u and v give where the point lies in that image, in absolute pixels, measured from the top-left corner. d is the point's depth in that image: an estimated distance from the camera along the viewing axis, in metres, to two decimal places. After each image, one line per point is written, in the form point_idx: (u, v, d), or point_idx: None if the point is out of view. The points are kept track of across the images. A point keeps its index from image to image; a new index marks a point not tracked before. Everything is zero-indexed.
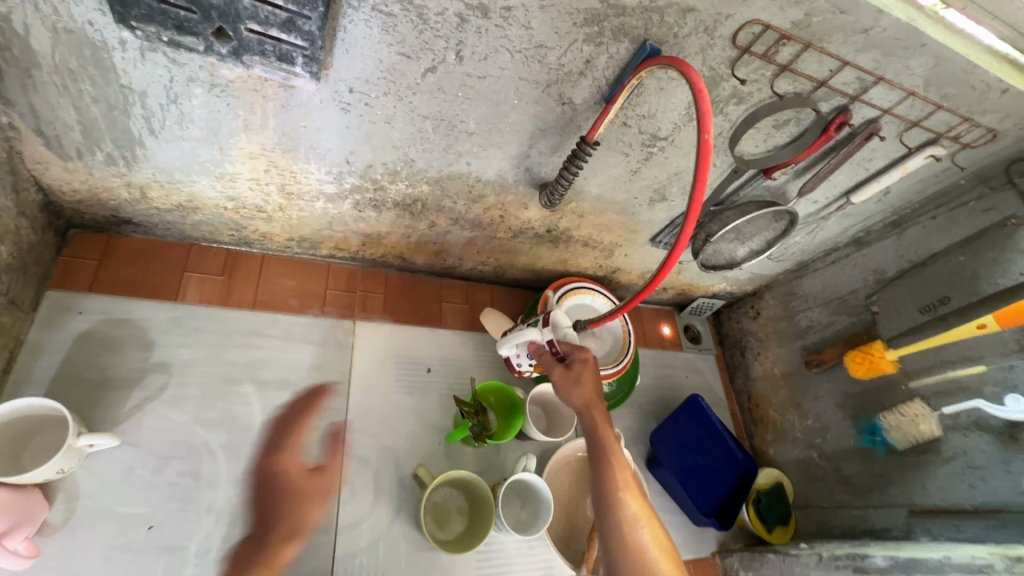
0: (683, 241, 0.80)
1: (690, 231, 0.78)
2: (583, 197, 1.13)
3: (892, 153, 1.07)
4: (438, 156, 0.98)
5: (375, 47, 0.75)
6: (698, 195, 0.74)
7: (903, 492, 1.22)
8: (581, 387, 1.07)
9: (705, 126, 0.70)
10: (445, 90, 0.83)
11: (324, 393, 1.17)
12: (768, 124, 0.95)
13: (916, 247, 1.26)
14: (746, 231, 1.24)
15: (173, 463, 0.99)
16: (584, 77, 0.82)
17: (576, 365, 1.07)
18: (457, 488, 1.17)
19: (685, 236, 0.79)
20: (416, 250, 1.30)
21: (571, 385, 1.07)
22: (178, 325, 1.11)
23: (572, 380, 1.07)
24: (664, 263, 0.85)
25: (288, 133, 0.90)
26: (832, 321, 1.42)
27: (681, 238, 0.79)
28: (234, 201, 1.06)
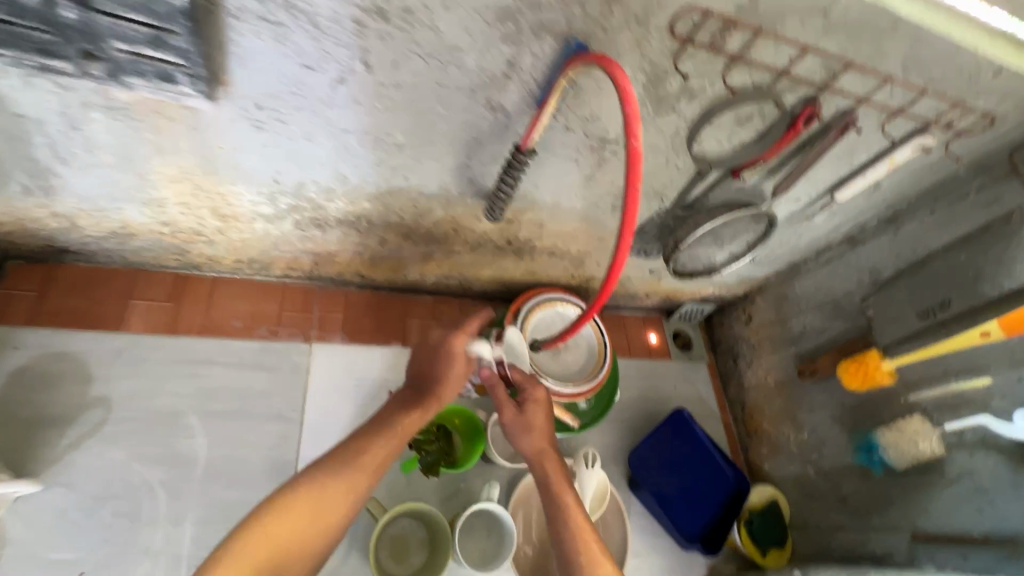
0: (624, 253, 0.75)
1: (628, 245, 0.73)
2: (538, 206, 1.05)
3: (877, 145, 0.97)
4: (371, 171, 0.91)
5: (272, 60, 0.69)
6: (633, 207, 0.68)
7: (905, 515, 1.12)
8: (532, 434, 1.04)
9: (632, 132, 0.63)
10: (360, 102, 0.76)
11: (276, 421, 1.13)
12: (728, 121, 0.86)
13: (913, 244, 1.14)
14: (724, 234, 1.15)
15: (110, 504, 0.96)
16: (510, 80, 0.75)
17: (530, 408, 1.06)
18: (418, 518, 1.11)
19: (624, 248, 0.74)
20: (374, 267, 1.23)
21: (523, 432, 1.04)
22: (121, 356, 1.07)
23: (526, 427, 1.04)
24: (611, 273, 0.79)
25: (204, 155, 0.84)
26: (826, 326, 1.31)
27: (619, 251, 0.75)
28: (169, 225, 1.01)
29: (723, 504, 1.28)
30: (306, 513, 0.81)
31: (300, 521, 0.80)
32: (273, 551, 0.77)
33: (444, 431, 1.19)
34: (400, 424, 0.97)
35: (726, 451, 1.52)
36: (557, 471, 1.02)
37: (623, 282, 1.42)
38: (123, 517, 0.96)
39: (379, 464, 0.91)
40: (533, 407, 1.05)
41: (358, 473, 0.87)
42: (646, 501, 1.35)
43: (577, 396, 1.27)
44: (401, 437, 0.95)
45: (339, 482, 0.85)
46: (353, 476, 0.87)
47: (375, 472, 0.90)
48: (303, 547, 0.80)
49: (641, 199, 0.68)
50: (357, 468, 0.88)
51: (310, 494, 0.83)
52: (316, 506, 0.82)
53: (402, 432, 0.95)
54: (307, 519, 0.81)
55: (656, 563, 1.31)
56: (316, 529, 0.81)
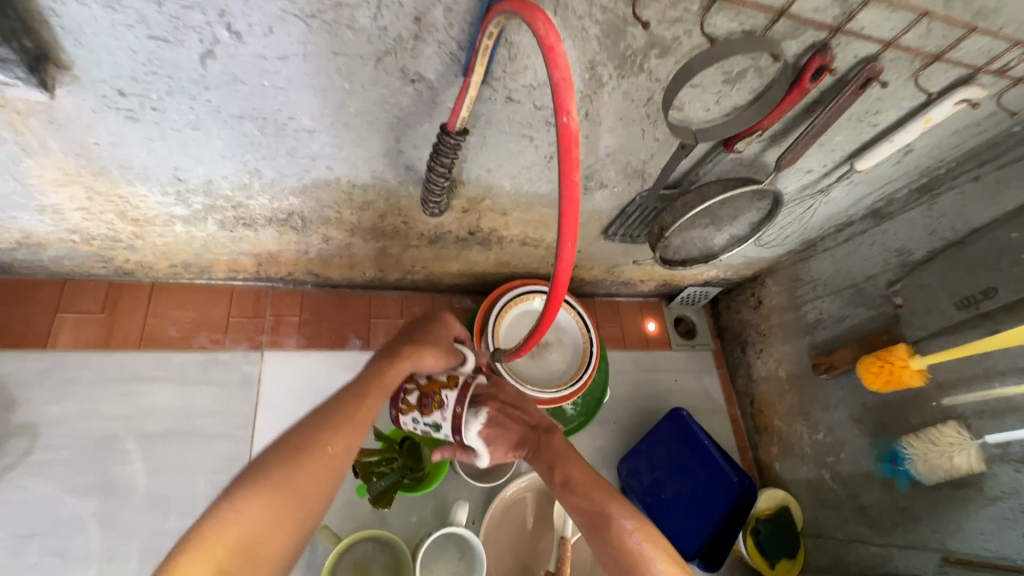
0: (568, 265, 0.58)
1: (571, 255, 0.57)
2: (496, 191, 0.89)
3: (909, 100, 0.77)
4: (286, 162, 0.77)
5: (113, 33, 0.54)
6: (570, 206, 0.52)
7: (935, 533, 0.97)
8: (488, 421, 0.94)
9: (563, 106, 0.46)
10: (243, 80, 0.61)
11: (223, 441, 1.03)
12: (714, 79, 0.68)
13: (952, 218, 0.95)
14: (723, 214, 0.97)
15: (36, 541, 0.89)
16: (423, 42, 0.58)
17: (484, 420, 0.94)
18: (381, 541, 0.99)
19: (567, 258, 0.57)
20: (325, 265, 1.10)
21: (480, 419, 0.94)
22: (47, 377, 0.98)
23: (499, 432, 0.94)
24: (555, 284, 0.63)
25: (82, 153, 0.71)
26: (846, 314, 1.13)
27: (562, 261, 0.58)
28: (77, 232, 0.89)
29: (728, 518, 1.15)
30: (278, 487, 0.58)
31: (271, 498, 0.58)
32: (237, 543, 0.54)
33: (409, 446, 1.04)
34: (380, 377, 0.74)
35: (732, 449, 1.38)
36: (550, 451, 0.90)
37: (613, 268, 1.26)
38: (51, 554, 0.89)
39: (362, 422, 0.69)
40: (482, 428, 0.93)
41: (337, 433, 0.65)
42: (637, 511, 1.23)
43: (561, 402, 1.12)
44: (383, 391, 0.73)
45: (313, 444, 0.63)
46: (331, 437, 0.64)
47: (358, 430, 0.68)
48: (278, 533, 0.57)
49: (582, 196, 0.52)
50: (333, 428, 0.65)
51: (277, 465, 0.60)
52: (290, 476, 0.60)
53: (382, 384, 0.73)
54: (282, 494, 0.58)
55: None
56: (295, 506, 0.59)
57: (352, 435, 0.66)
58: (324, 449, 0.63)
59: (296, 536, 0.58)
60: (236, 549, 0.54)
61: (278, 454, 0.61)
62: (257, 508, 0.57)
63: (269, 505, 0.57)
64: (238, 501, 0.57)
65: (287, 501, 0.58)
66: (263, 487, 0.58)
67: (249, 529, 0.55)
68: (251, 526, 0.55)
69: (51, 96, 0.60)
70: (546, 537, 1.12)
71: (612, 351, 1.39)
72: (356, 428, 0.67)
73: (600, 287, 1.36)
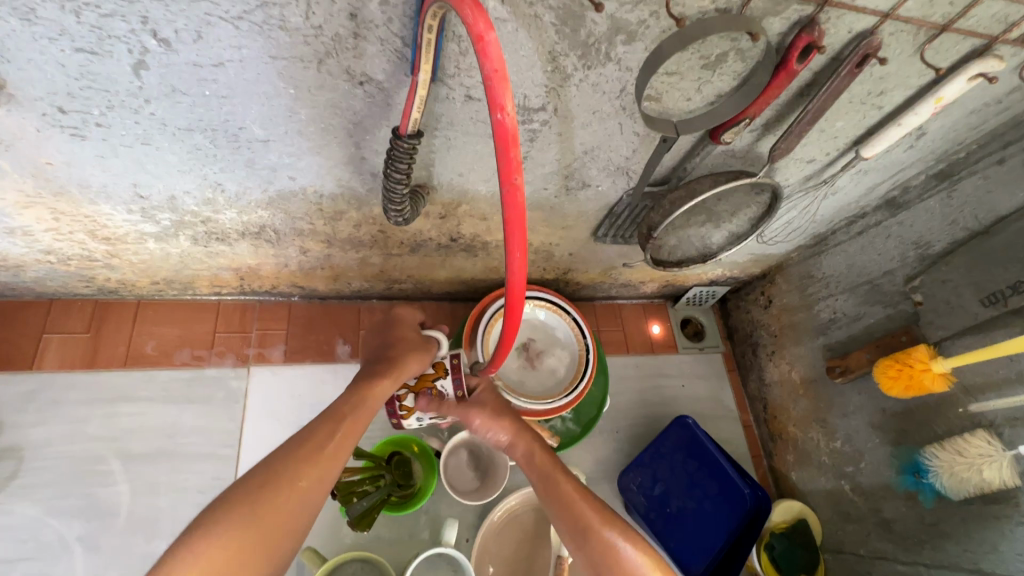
0: (520, 276, 0.57)
1: (519, 266, 0.56)
2: (472, 196, 0.84)
3: (916, 78, 0.70)
4: (246, 174, 0.74)
5: (37, 48, 0.52)
6: (514, 210, 0.50)
7: (965, 552, 0.88)
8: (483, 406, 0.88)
9: (496, 102, 0.43)
10: (182, 91, 0.59)
11: (208, 460, 1.01)
12: (692, 65, 0.61)
13: (975, 205, 0.86)
14: (721, 210, 0.90)
15: (22, 565, 0.89)
16: (364, 40, 0.54)
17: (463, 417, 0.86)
18: (370, 562, 0.93)
19: (517, 268, 0.56)
20: (309, 277, 1.06)
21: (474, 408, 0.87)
22: (34, 400, 0.98)
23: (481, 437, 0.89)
24: (512, 298, 0.61)
25: (37, 174, 0.69)
26: (861, 313, 1.05)
27: (513, 270, 0.56)
28: (51, 253, 0.88)
29: (740, 528, 1.08)
30: (245, 525, 0.54)
31: (233, 540, 0.53)
32: None
33: (397, 461, 1.02)
34: (355, 402, 0.71)
35: (745, 458, 1.30)
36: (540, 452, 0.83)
37: (610, 270, 1.20)
38: None
39: (337, 453, 0.65)
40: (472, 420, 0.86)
41: (308, 465, 0.61)
42: (645, 529, 1.16)
43: (557, 412, 1.06)
44: (359, 416, 0.70)
45: (283, 475, 0.59)
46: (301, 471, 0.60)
47: (332, 461, 0.64)
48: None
49: (526, 199, 0.50)
50: (304, 461, 0.61)
51: (242, 499, 0.56)
52: (255, 516, 0.55)
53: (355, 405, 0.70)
54: (245, 537, 0.54)
55: None
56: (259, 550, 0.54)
57: (325, 467, 0.62)
58: (294, 484, 0.59)
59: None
60: None
61: (246, 485, 0.58)
62: (218, 555, 0.52)
63: (232, 549, 0.53)
64: (195, 546, 0.52)
65: (251, 542, 0.54)
66: (225, 530, 0.53)
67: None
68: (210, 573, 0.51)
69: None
70: (543, 554, 1.05)
71: (614, 357, 1.33)
72: (330, 459, 0.63)
73: (599, 290, 1.30)
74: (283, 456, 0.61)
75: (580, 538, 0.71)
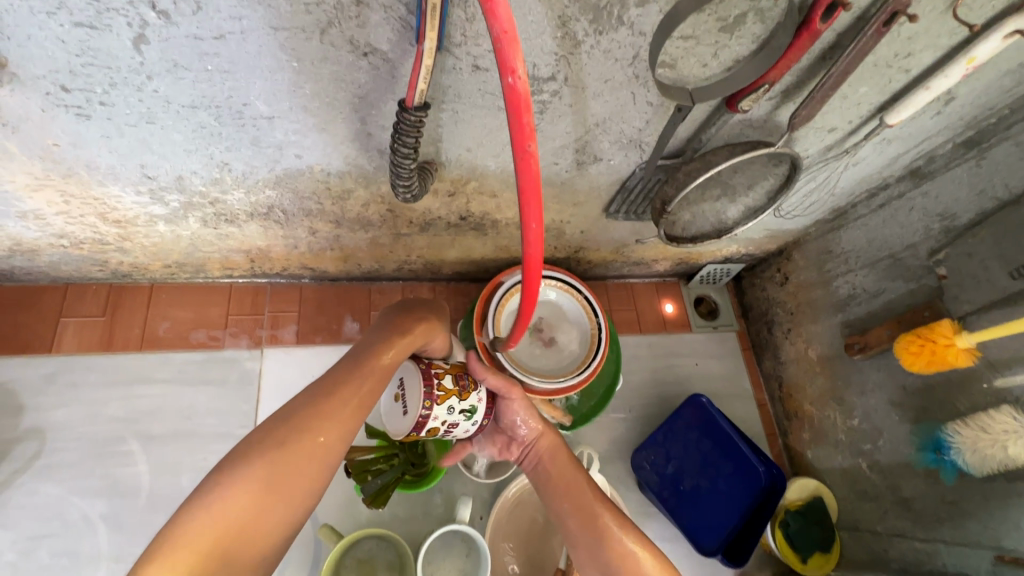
0: (536, 248, 0.57)
1: (535, 237, 0.55)
2: (481, 172, 0.83)
3: (946, 37, 0.67)
4: (252, 153, 0.73)
5: (36, 23, 0.51)
6: (529, 180, 0.49)
7: (986, 529, 0.87)
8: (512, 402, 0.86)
9: (507, 65, 0.41)
10: (184, 66, 0.57)
11: (224, 440, 1.03)
12: (708, 28, 0.59)
13: (1005, 174, 0.83)
14: (737, 182, 0.87)
15: (48, 542, 0.92)
16: (366, 8, 0.52)
17: (504, 389, 0.83)
18: (387, 538, 0.95)
19: (533, 239, 0.55)
20: (319, 258, 1.06)
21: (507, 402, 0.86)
22: (53, 382, 1.00)
23: (507, 421, 0.86)
24: (528, 273, 0.61)
25: (45, 156, 0.69)
26: (881, 288, 1.02)
27: (529, 241, 0.56)
28: (64, 237, 0.88)
29: (753, 505, 1.10)
30: (264, 479, 0.55)
31: (251, 494, 0.54)
32: (218, 541, 0.51)
33: (410, 441, 1.02)
34: (380, 355, 0.67)
35: (759, 436, 1.29)
36: (561, 451, 0.85)
37: (623, 248, 1.18)
38: (61, 555, 0.92)
39: (357, 409, 0.63)
40: (514, 395, 0.84)
41: (327, 423, 0.60)
42: (658, 507, 1.16)
43: (568, 392, 1.05)
44: (381, 371, 0.66)
45: (302, 432, 0.58)
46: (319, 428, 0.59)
47: (354, 416, 0.62)
48: (259, 534, 0.54)
49: (540, 168, 0.49)
50: (323, 418, 0.59)
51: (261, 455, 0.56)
52: (273, 472, 0.55)
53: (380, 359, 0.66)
54: (264, 492, 0.54)
55: None
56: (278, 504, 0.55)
57: (344, 425, 0.61)
58: (312, 442, 0.58)
59: (277, 535, 0.56)
60: (218, 547, 0.51)
61: (265, 438, 0.57)
62: (238, 509, 0.53)
63: (251, 503, 0.54)
64: (214, 498, 0.53)
65: (269, 497, 0.55)
66: (243, 483, 0.54)
67: (226, 530, 0.52)
68: (230, 526, 0.52)
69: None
70: (557, 550, 1.05)
71: (626, 336, 1.31)
72: (350, 416, 0.62)
73: (611, 269, 1.29)
74: (303, 411, 0.60)
75: (593, 539, 0.75)
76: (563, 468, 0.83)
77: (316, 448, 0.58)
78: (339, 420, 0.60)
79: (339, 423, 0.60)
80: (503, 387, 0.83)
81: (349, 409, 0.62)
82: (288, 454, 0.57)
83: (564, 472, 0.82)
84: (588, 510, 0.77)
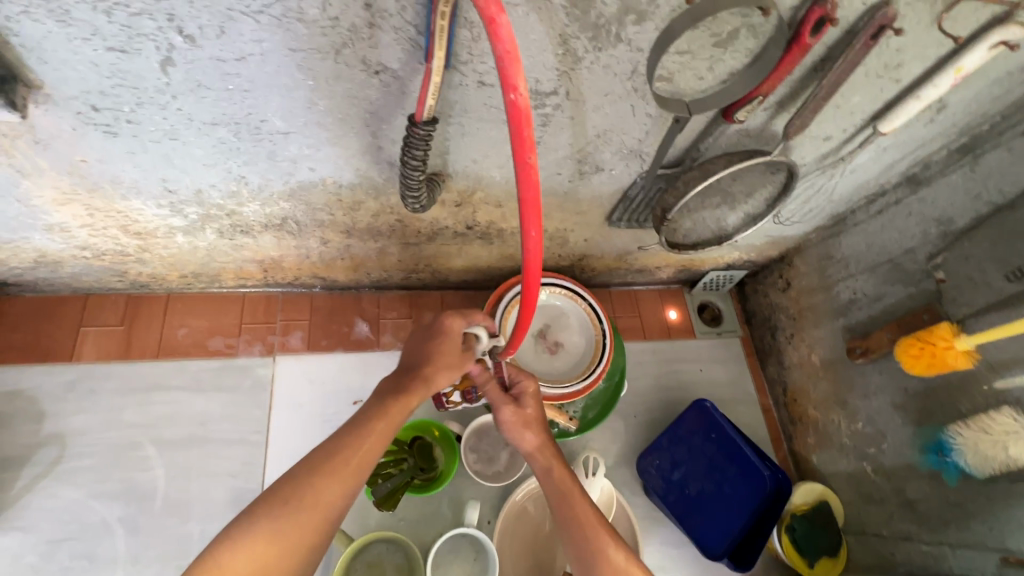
0: (536, 254, 0.58)
1: (535, 243, 0.56)
2: (486, 182, 0.85)
3: (934, 48, 0.69)
4: (267, 166, 0.76)
5: (72, 48, 0.54)
6: (529, 189, 0.51)
7: (990, 531, 0.87)
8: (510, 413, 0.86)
9: (509, 82, 0.44)
10: (207, 86, 0.61)
11: (238, 445, 1.05)
12: (702, 43, 0.61)
13: (999, 179, 0.85)
14: (736, 190, 0.89)
15: (68, 545, 0.94)
16: (379, 30, 0.56)
17: (496, 399, 0.86)
18: (395, 541, 0.97)
19: (533, 246, 0.57)
20: (329, 268, 1.09)
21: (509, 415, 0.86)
22: (73, 389, 1.03)
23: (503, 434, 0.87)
24: (528, 283, 0.63)
25: (72, 171, 0.73)
26: (882, 293, 1.03)
27: (529, 249, 0.57)
28: (87, 249, 0.92)
29: (760, 509, 1.11)
30: (270, 535, 0.57)
31: (257, 549, 0.56)
32: None
33: (419, 446, 1.05)
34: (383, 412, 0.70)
35: (764, 441, 1.30)
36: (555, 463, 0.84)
37: (625, 256, 1.20)
38: (80, 558, 0.94)
39: (358, 465, 0.65)
40: (505, 410, 0.85)
41: (330, 479, 0.62)
42: (663, 510, 1.17)
43: (572, 397, 1.07)
44: (383, 430, 0.69)
45: (305, 490, 0.60)
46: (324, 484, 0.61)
47: (356, 473, 0.64)
48: None
49: (540, 178, 0.51)
50: (326, 473, 0.62)
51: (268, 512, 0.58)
52: (281, 526, 0.58)
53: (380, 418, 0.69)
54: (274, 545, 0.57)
55: None
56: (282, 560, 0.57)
57: (347, 479, 0.63)
58: (316, 496, 0.60)
59: None
60: None
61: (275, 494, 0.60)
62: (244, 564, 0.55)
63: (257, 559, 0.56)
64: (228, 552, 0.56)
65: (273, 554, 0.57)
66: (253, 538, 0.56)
67: None
68: None
69: (23, 115, 0.61)
70: (557, 557, 1.06)
71: (630, 342, 1.33)
72: (354, 471, 0.64)
73: (615, 276, 1.31)
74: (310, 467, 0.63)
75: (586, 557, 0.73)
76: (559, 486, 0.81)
77: (318, 504, 0.60)
78: (341, 475, 0.63)
79: (340, 479, 0.62)
80: (496, 397, 0.86)
81: (351, 466, 0.64)
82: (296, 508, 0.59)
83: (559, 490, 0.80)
84: (581, 529, 0.75)
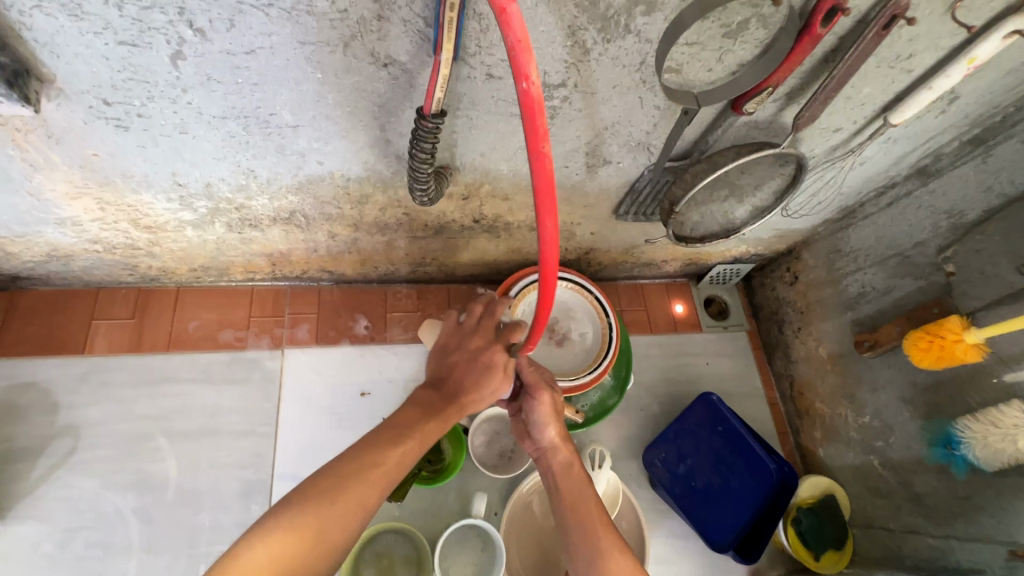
0: (552, 244, 0.58)
1: (552, 233, 0.56)
2: (493, 176, 0.85)
3: (947, 38, 0.68)
4: (276, 160, 0.76)
5: (84, 43, 0.55)
6: (543, 179, 0.51)
7: (999, 525, 0.87)
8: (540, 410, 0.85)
9: (520, 71, 0.44)
10: (217, 79, 0.61)
11: (247, 437, 1.06)
12: (712, 34, 0.61)
13: (1011, 170, 0.84)
14: (744, 183, 0.89)
15: (82, 534, 0.96)
16: (387, 23, 0.56)
17: (534, 386, 0.86)
18: (404, 533, 0.98)
19: (550, 237, 0.57)
20: (337, 261, 1.09)
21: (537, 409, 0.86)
22: (86, 382, 1.05)
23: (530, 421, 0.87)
24: (544, 276, 0.63)
25: (84, 165, 0.73)
26: (891, 286, 1.03)
27: (545, 240, 0.57)
28: (98, 243, 0.93)
29: (766, 502, 1.11)
30: (304, 521, 0.57)
31: (291, 535, 0.56)
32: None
33: None
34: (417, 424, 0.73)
35: (771, 435, 1.29)
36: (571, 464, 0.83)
37: (632, 249, 1.20)
38: (94, 547, 0.96)
39: (392, 468, 0.66)
40: (540, 395, 0.86)
41: (363, 478, 0.63)
42: (669, 503, 1.17)
43: (578, 390, 1.07)
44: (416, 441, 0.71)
45: (342, 482, 0.62)
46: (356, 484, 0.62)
47: (387, 477, 0.65)
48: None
49: (554, 167, 0.51)
50: (362, 470, 0.64)
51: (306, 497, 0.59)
52: (315, 516, 0.58)
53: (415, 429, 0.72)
54: (298, 535, 0.57)
55: (685, 569, 1.14)
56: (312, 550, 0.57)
57: (379, 480, 0.64)
58: (350, 491, 0.61)
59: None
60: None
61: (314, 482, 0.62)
62: (275, 548, 0.55)
63: (288, 544, 0.56)
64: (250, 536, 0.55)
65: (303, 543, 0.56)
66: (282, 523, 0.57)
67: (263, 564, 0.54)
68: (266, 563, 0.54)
69: (35, 109, 0.62)
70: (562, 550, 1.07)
71: (636, 336, 1.33)
72: (386, 472, 0.65)
73: (622, 270, 1.31)
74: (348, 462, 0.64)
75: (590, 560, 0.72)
76: (574, 485, 0.81)
77: (350, 500, 0.61)
78: (376, 475, 0.64)
79: (374, 479, 0.64)
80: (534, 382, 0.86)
81: (386, 470, 0.65)
82: (331, 502, 0.60)
83: (574, 488, 0.80)
84: (590, 532, 0.74)
